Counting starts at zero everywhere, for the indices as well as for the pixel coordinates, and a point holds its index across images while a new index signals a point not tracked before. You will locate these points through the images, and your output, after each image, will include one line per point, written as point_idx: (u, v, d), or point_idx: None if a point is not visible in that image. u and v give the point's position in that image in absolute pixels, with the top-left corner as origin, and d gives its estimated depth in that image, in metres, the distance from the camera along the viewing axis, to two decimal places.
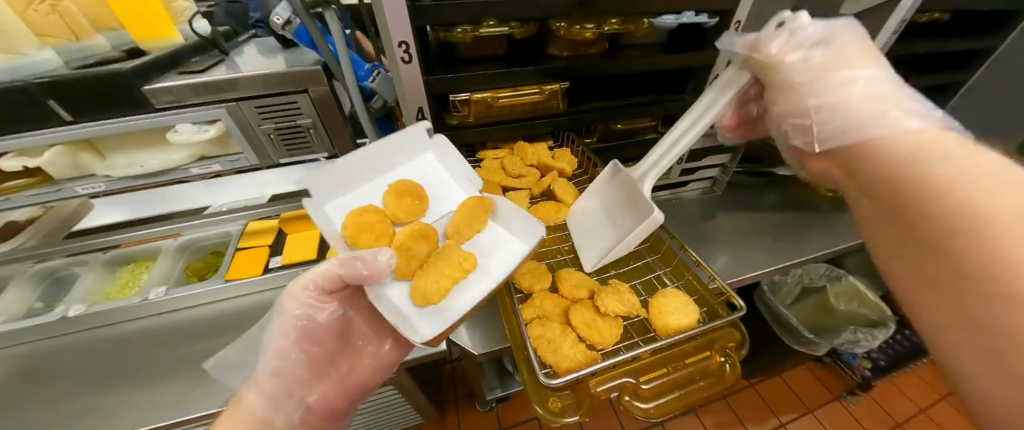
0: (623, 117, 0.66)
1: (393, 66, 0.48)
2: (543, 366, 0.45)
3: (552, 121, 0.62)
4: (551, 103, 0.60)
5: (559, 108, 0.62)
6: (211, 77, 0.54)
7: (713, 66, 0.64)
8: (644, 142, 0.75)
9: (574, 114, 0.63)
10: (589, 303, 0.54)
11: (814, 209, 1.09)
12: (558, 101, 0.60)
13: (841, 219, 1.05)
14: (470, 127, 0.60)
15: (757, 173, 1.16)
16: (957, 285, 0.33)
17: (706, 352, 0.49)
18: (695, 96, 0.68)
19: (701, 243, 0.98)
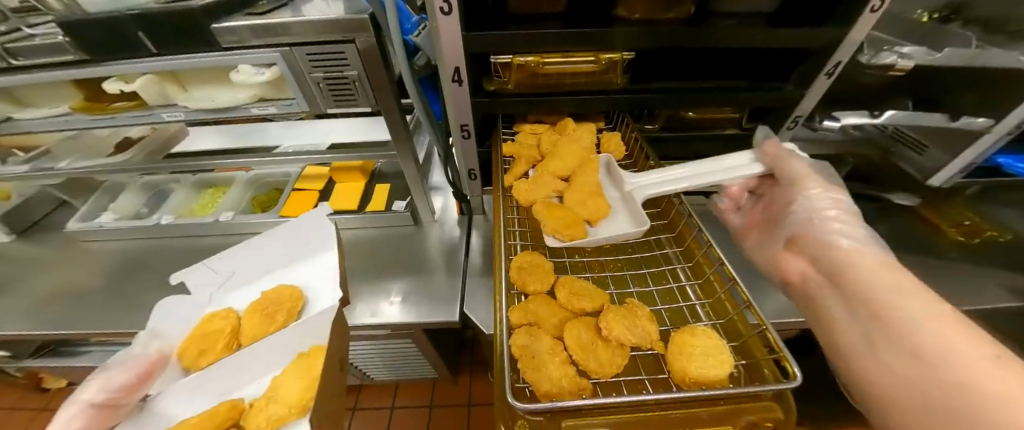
0: (698, 104, 0.55)
1: (431, 18, 0.44)
2: (522, 383, 0.39)
3: (607, 99, 0.53)
4: (609, 76, 0.53)
5: (617, 84, 0.53)
6: (267, 19, 0.55)
7: (836, 49, 0.50)
8: (721, 139, 0.62)
9: (634, 94, 0.53)
10: (589, 323, 0.46)
11: (939, 252, 0.85)
12: (617, 75, 0.52)
13: (973, 272, 0.81)
14: (510, 97, 0.54)
15: (866, 196, 0.93)
16: (891, 345, 0.32)
17: (727, 424, 0.32)
18: (800, 87, 0.54)
19: None
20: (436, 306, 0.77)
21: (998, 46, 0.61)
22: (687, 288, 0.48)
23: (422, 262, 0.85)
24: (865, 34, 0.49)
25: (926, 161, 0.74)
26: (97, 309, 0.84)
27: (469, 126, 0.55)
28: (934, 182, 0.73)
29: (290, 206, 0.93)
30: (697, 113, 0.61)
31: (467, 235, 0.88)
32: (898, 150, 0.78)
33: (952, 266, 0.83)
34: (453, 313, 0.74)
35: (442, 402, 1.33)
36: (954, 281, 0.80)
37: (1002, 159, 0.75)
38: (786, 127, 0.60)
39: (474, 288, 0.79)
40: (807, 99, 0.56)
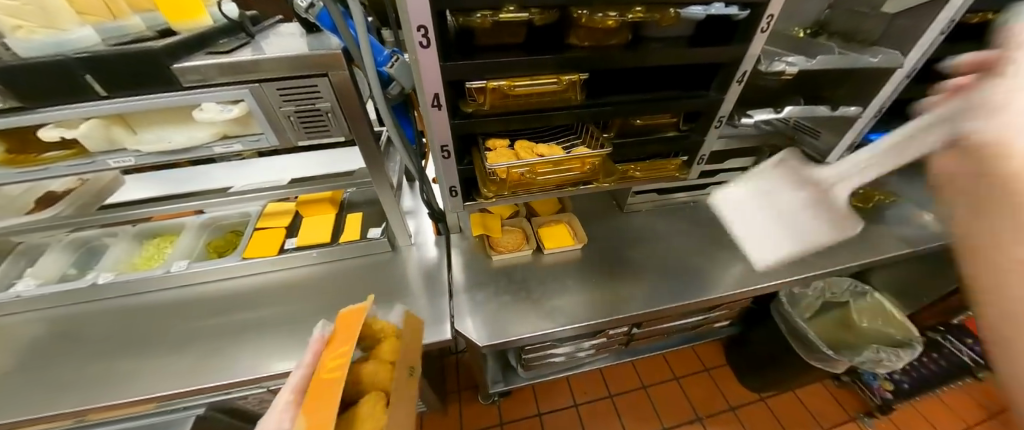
0: (644, 112, 0.65)
1: (411, 52, 0.48)
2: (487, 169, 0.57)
3: (569, 113, 0.60)
4: (568, 94, 0.59)
5: (577, 100, 0.61)
6: (236, 58, 0.56)
7: (741, 62, 0.62)
8: (669, 139, 0.70)
9: (592, 107, 0.61)
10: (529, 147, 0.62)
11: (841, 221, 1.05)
12: (575, 93, 0.59)
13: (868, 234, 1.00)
14: (485, 117, 0.59)
15: None
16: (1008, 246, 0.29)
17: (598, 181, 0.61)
18: (720, 92, 0.66)
19: (716, 252, 0.97)
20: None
21: (853, 50, 0.75)
22: (579, 137, 0.66)
23: (403, 287, 0.84)
24: (760, 49, 0.61)
25: (822, 144, 0.89)
26: (19, 393, 0.71)
27: (449, 147, 0.58)
28: (829, 160, 0.89)
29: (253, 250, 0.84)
30: (644, 120, 0.68)
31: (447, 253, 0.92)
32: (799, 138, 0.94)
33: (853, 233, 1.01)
34: (445, 331, 0.74)
35: None
36: (854, 242, 0.98)
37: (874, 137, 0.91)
38: (714, 126, 0.70)
39: (460, 304, 0.80)
40: (726, 101, 0.66)
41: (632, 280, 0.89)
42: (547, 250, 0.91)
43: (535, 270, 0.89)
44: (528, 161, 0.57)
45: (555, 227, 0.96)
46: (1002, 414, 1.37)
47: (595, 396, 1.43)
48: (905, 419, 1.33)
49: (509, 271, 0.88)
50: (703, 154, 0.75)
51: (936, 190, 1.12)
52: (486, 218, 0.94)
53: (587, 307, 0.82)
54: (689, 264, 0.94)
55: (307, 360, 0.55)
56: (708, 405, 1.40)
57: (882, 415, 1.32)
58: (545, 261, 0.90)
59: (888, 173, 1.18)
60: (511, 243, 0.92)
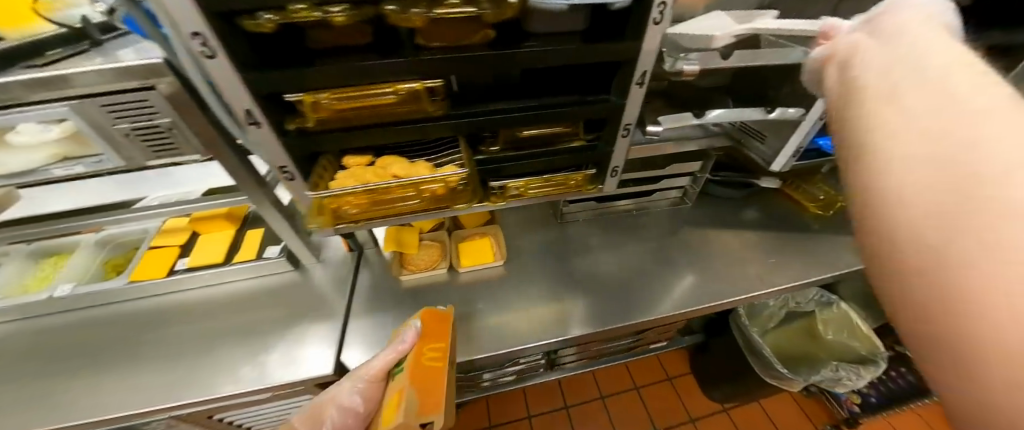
0: (531, 124, 0.56)
1: (203, 64, 0.41)
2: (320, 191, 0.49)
3: (426, 126, 0.51)
4: (421, 104, 0.50)
5: (438, 112, 0.52)
6: (36, 72, 0.48)
7: (637, 62, 0.52)
8: (570, 151, 0.62)
9: (456, 119, 0.52)
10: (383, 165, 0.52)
11: (795, 231, 0.96)
12: (428, 103, 0.49)
13: (819, 248, 0.93)
14: (324, 132, 0.50)
15: (736, 184, 1.02)
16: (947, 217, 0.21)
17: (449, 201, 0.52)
18: (620, 98, 0.56)
19: (653, 268, 0.89)
20: (291, 366, 0.70)
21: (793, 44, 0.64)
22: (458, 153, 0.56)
23: (306, 309, 0.79)
24: (660, 43, 0.51)
25: (767, 150, 0.80)
26: None
27: (290, 169, 0.50)
28: (774, 168, 0.79)
29: (141, 273, 0.78)
30: (533, 130, 0.59)
31: (355, 271, 0.85)
32: (746, 142, 0.84)
33: (805, 246, 0.93)
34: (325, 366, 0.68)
35: None
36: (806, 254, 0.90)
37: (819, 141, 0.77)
38: (621, 134, 0.61)
39: (356, 332, 0.75)
40: (628, 107, 0.57)
41: (554, 303, 0.81)
42: (463, 268, 0.82)
43: (448, 290, 0.81)
44: (365, 187, 0.48)
45: (479, 241, 0.87)
46: None
47: (550, 407, 1.38)
48: None
49: (418, 293, 0.80)
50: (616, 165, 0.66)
51: None
52: (401, 233, 0.86)
53: (498, 333, 0.75)
54: (621, 282, 0.86)
55: (399, 347, 0.62)
56: (667, 416, 1.34)
57: None
58: (460, 280, 0.82)
59: None
60: (425, 261, 0.83)
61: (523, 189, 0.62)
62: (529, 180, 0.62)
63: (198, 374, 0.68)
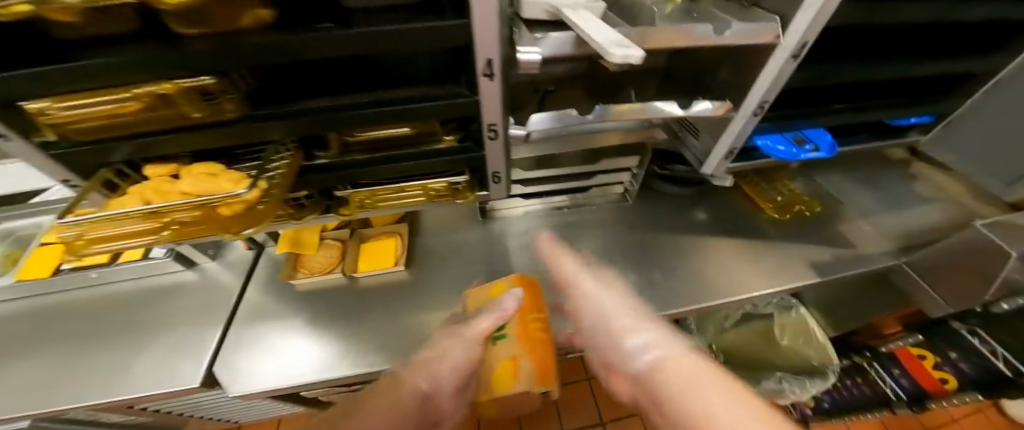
0: (362, 126, 0.45)
1: None
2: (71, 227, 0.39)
3: (213, 132, 0.42)
4: (188, 109, 0.39)
5: (230, 115, 0.42)
6: None
7: (473, 47, 0.38)
8: (429, 155, 0.50)
9: (251, 123, 0.42)
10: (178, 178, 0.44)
11: (739, 236, 0.87)
12: (196, 107, 0.39)
13: (763, 256, 0.84)
14: (97, 144, 0.42)
15: (682, 182, 0.92)
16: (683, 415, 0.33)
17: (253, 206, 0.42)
18: (472, 92, 0.44)
19: (572, 275, 0.81)
20: (162, 375, 0.68)
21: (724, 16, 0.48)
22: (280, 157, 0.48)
23: (195, 311, 0.76)
24: (500, 22, 0.36)
25: (700, 147, 0.67)
26: None
27: (73, 182, 0.45)
28: (705, 169, 0.67)
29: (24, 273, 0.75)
30: (371, 130, 0.48)
31: (253, 269, 0.82)
32: (684, 138, 0.71)
33: (747, 253, 0.84)
34: (193, 378, 0.66)
35: None
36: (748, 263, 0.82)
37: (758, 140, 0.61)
38: (488, 137, 0.48)
39: (244, 338, 0.72)
40: (486, 102, 0.44)
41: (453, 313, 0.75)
42: (359, 274, 0.77)
43: (342, 297, 0.76)
44: (86, 218, 0.37)
45: (382, 242, 0.81)
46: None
47: None
48: None
49: (311, 297, 0.76)
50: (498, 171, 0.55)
51: (882, 195, 0.92)
52: (297, 232, 0.79)
53: (384, 346, 0.70)
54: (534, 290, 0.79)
55: (502, 313, 0.57)
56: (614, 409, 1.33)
57: None
58: (356, 286, 0.77)
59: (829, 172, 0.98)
60: (321, 264, 0.78)
61: (370, 201, 0.55)
62: (377, 191, 0.54)
63: (64, 383, 0.66)
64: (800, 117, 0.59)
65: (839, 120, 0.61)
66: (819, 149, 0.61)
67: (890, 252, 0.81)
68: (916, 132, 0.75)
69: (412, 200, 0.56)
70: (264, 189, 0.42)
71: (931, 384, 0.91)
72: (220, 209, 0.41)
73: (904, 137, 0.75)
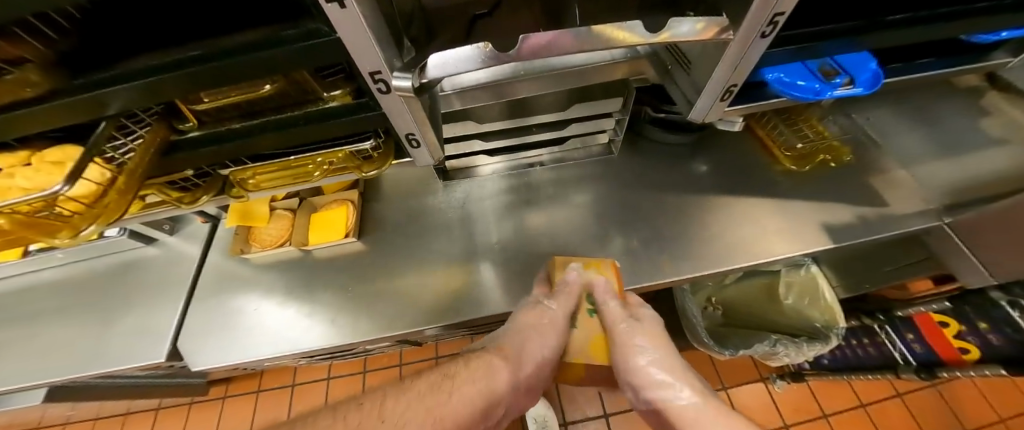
0: (206, 90, 0.34)
1: None
2: None
3: (17, 114, 0.33)
4: None
5: (27, 93, 0.32)
6: None
7: None
8: (315, 118, 0.39)
9: (60, 98, 0.33)
10: (30, 167, 0.37)
11: (742, 193, 0.74)
12: None
13: (767, 217, 0.71)
14: None
15: (680, 128, 0.76)
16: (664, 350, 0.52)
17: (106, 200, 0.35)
18: (329, 26, 0.31)
19: (545, 240, 0.73)
20: (129, 351, 0.70)
21: None
22: (124, 132, 0.38)
23: (157, 286, 0.76)
24: None
25: (691, 84, 0.51)
26: None
27: None
28: (696, 113, 0.52)
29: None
30: (222, 93, 0.36)
31: (211, 240, 0.80)
32: (675, 71, 0.54)
33: (748, 214, 0.72)
34: (160, 354, 0.68)
35: (371, 367, 1.52)
36: (748, 226, 0.71)
37: (771, 76, 0.44)
38: (373, 87, 0.34)
39: (203, 312, 0.72)
40: (353, 44, 0.29)
41: (409, 286, 0.71)
42: (310, 247, 0.73)
43: (297, 271, 0.73)
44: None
45: (334, 211, 0.75)
46: (916, 388, 1.32)
47: None
48: (805, 389, 1.32)
49: (266, 270, 0.74)
50: (412, 134, 0.42)
51: (932, 138, 0.76)
52: (245, 204, 0.75)
53: (337, 321, 0.68)
54: (498, 260, 0.72)
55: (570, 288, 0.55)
56: None
57: (793, 379, 1.29)
58: (311, 259, 0.74)
59: (867, 109, 0.81)
60: (273, 237, 0.74)
61: (256, 181, 0.48)
62: (261, 168, 0.46)
63: (49, 356, 0.71)
64: (836, 39, 0.41)
65: (888, 43, 0.43)
66: (855, 84, 0.43)
67: (925, 211, 0.69)
68: (1004, 52, 0.55)
69: (305, 176, 0.48)
70: (107, 182, 0.35)
71: (948, 353, 0.84)
72: (38, 214, 0.34)
73: (987, 58, 0.55)
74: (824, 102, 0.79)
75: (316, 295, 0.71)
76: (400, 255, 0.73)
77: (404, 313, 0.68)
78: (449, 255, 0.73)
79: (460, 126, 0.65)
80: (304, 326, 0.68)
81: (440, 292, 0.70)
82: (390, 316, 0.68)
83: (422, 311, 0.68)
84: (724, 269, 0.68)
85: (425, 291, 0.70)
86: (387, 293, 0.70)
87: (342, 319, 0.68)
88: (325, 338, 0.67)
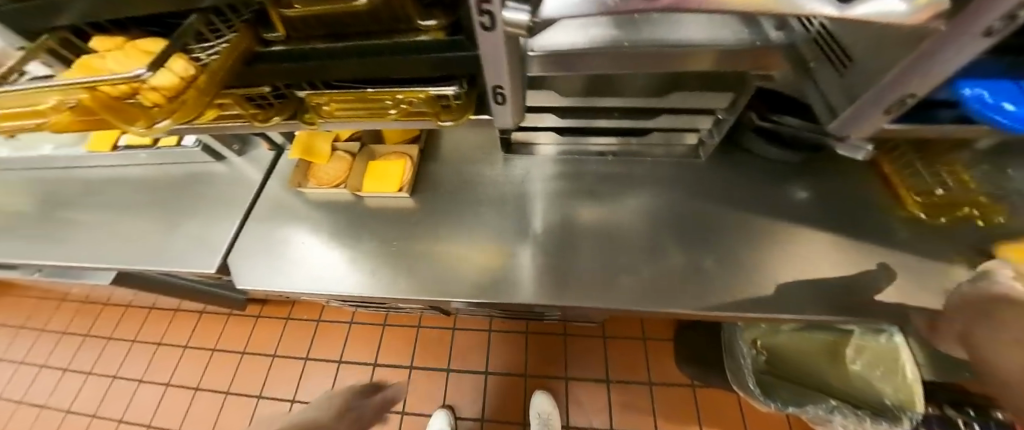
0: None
1: None
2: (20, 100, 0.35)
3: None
4: None
5: None
6: None
7: None
8: (401, 51, 0.35)
9: None
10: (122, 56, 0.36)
11: (846, 233, 0.63)
12: None
13: (874, 269, 0.59)
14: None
15: (790, 142, 0.65)
16: None
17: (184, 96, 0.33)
18: None
19: (600, 237, 0.67)
20: (186, 256, 0.74)
21: None
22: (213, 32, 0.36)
23: (219, 202, 0.79)
24: None
25: (842, 88, 0.41)
26: None
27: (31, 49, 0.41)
28: (838, 127, 0.43)
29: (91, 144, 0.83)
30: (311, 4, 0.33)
31: (272, 168, 0.81)
32: (819, 69, 0.44)
33: (849, 259, 0.61)
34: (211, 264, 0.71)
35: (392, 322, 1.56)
36: (847, 272, 0.60)
37: (967, 94, 0.33)
38: (476, 21, 0.29)
39: (255, 235, 0.74)
40: None
41: (451, 254, 0.68)
42: (362, 193, 0.72)
43: (345, 215, 0.73)
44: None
45: (391, 163, 0.73)
46: None
47: (515, 328, 1.46)
48: None
49: (317, 207, 0.74)
50: (498, 89, 0.37)
51: None
52: (310, 139, 0.75)
53: (375, 272, 0.67)
54: (546, 247, 0.67)
55: None
56: (629, 371, 1.34)
57: None
58: (360, 206, 0.73)
59: None
60: (330, 176, 0.74)
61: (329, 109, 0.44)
62: (335, 98, 0.43)
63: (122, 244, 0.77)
64: None
65: None
66: None
67: None
68: None
69: (379, 114, 0.44)
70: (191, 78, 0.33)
71: None
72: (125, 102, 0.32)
73: None
74: (980, 146, 0.64)
75: (358, 243, 0.70)
76: (446, 221, 0.71)
77: (441, 281, 0.65)
78: (496, 232, 0.69)
79: (540, 94, 0.59)
80: (342, 272, 0.68)
81: (480, 267, 0.66)
82: (425, 279, 0.66)
83: (456, 283, 0.65)
84: (807, 315, 0.58)
85: (467, 262, 0.66)
86: (427, 257, 0.68)
87: (378, 272, 0.67)
88: (360, 287, 0.66)
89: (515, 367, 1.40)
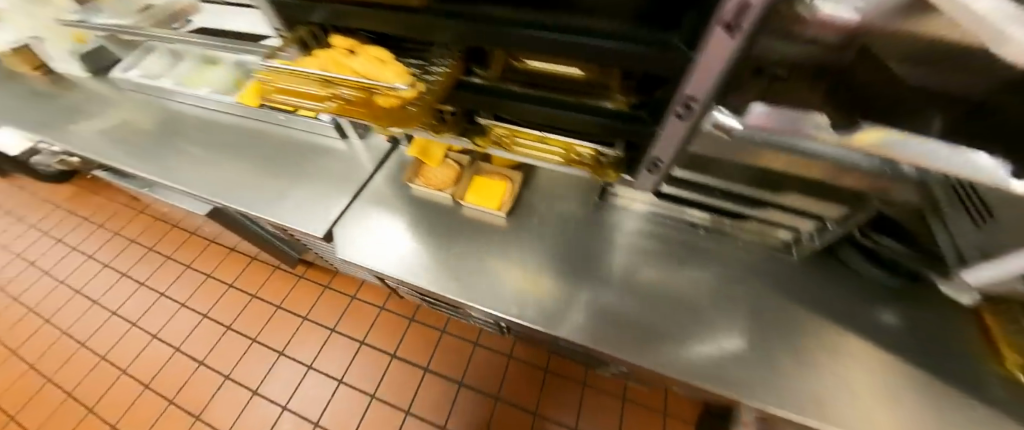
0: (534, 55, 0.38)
1: None
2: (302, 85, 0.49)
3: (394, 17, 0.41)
4: None
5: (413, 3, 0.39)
6: None
7: None
8: (588, 111, 0.41)
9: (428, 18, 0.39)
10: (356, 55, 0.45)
11: (935, 374, 0.60)
12: None
13: (961, 422, 0.57)
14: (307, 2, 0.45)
15: (893, 268, 0.64)
16: None
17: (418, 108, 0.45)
18: (690, 46, 0.31)
19: (674, 305, 0.69)
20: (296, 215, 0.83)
21: None
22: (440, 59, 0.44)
23: (333, 175, 0.88)
24: None
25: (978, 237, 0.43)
26: (126, 151, 1.08)
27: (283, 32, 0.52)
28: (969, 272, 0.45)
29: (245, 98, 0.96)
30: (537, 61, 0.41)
31: (386, 157, 0.90)
32: (951, 213, 0.46)
33: (933, 403, 0.58)
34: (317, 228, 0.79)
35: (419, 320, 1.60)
36: (929, 415, 0.58)
37: None
38: (677, 111, 0.35)
39: (358, 213, 0.82)
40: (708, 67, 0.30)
41: (530, 279, 0.72)
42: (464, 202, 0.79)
43: (442, 217, 0.80)
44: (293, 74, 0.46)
45: (494, 182, 0.80)
46: None
47: (536, 363, 1.45)
48: None
49: (418, 203, 0.81)
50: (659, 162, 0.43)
51: None
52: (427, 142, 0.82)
53: (456, 277, 0.73)
54: (619, 300, 0.70)
55: None
56: None
57: None
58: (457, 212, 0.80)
59: None
60: (438, 179, 0.82)
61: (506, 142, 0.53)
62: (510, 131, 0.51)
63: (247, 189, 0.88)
64: None
65: None
66: None
67: None
68: None
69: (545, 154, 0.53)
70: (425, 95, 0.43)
71: None
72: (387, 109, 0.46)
73: None
74: None
75: (446, 246, 0.76)
76: (530, 249, 0.75)
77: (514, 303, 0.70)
78: (573, 272, 0.73)
79: None
80: (427, 268, 0.74)
81: (552, 300, 0.70)
82: (499, 297, 0.70)
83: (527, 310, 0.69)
84: None
85: (543, 292, 0.71)
86: (507, 276, 0.73)
87: (459, 278, 0.73)
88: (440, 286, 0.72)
89: (527, 401, 1.38)
